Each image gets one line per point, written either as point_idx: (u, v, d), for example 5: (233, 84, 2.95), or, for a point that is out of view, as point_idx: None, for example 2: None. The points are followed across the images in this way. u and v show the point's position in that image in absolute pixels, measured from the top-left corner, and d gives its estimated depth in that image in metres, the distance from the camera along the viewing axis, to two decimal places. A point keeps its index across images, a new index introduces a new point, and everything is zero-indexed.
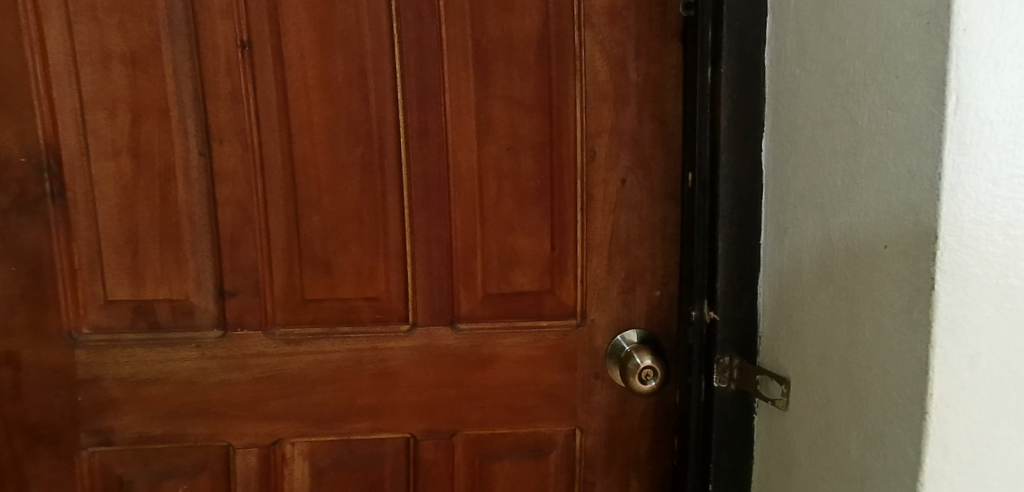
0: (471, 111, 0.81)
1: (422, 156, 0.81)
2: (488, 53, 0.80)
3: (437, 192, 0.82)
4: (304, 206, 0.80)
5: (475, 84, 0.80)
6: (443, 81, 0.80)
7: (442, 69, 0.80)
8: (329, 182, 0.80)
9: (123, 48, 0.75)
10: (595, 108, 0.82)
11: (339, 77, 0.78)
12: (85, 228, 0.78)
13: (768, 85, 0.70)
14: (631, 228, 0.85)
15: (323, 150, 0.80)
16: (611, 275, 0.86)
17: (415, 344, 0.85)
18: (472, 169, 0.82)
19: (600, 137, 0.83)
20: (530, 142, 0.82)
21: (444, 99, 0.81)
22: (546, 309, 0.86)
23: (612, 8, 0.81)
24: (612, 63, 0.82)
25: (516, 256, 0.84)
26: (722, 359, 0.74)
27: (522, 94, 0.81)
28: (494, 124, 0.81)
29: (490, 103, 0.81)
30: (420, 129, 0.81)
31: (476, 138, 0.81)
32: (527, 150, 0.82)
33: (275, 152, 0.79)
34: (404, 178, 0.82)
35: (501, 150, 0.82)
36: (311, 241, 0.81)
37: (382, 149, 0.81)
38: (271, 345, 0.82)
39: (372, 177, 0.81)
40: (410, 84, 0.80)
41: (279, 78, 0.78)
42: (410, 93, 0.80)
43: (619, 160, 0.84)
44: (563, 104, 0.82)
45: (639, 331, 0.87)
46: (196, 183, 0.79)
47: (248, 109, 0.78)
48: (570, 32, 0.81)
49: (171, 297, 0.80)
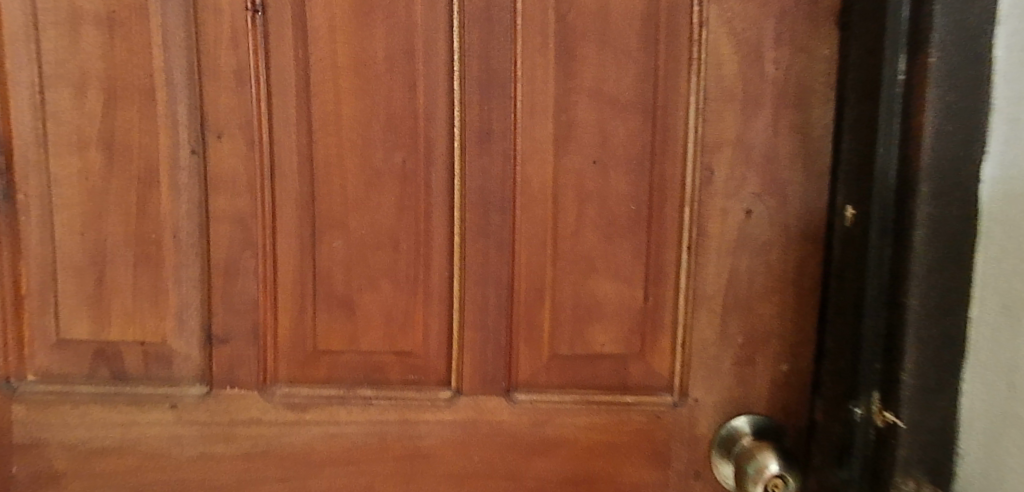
0: (550, 110, 0.60)
1: (481, 168, 0.61)
2: (576, 32, 0.59)
3: (500, 216, 0.62)
4: (323, 227, 0.61)
5: (557, 73, 0.60)
6: (514, 67, 0.60)
7: (513, 51, 0.60)
8: (358, 198, 0.60)
9: (100, 8, 0.57)
10: (716, 113, 0.61)
11: (378, 54, 0.59)
12: (37, 243, 0.60)
13: (999, 86, 0.47)
14: (754, 278, 0.64)
15: (353, 153, 0.60)
16: (724, 340, 0.65)
17: (458, 418, 0.64)
18: (548, 187, 0.62)
19: (721, 152, 0.62)
20: (626, 156, 0.62)
21: (515, 93, 0.60)
22: (632, 380, 0.65)
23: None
24: (744, 52, 0.60)
25: (598, 308, 0.64)
26: (905, 484, 0.52)
27: (618, 89, 0.60)
28: (579, 128, 0.61)
29: (577, 99, 0.60)
30: (483, 131, 0.61)
31: (553, 146, 0.61)
32: (620, 167, 0.62)
33: (289, 154, 0.60)
34: (457, 196, 0.61)
35: (586, 164, 0.61)
36: (330, 273, 0.61)
37: (430, 154, 0.60)
38: (268, 411, 0.63)
39: (415, 194, 0.61)
40: (471, 69, 0.60)
41: (300, 56, 0.59)
42: (470, 80, 0.60)
43: (744, 184, 0.62)
44: (672, 105, 0.61)
45: (755, 417, 0.66)
46: (184, 190, 0.60)
47: (257, 95, 0.59)
48: (690, 7, 0.60)
49: (144, 339, 0.61)
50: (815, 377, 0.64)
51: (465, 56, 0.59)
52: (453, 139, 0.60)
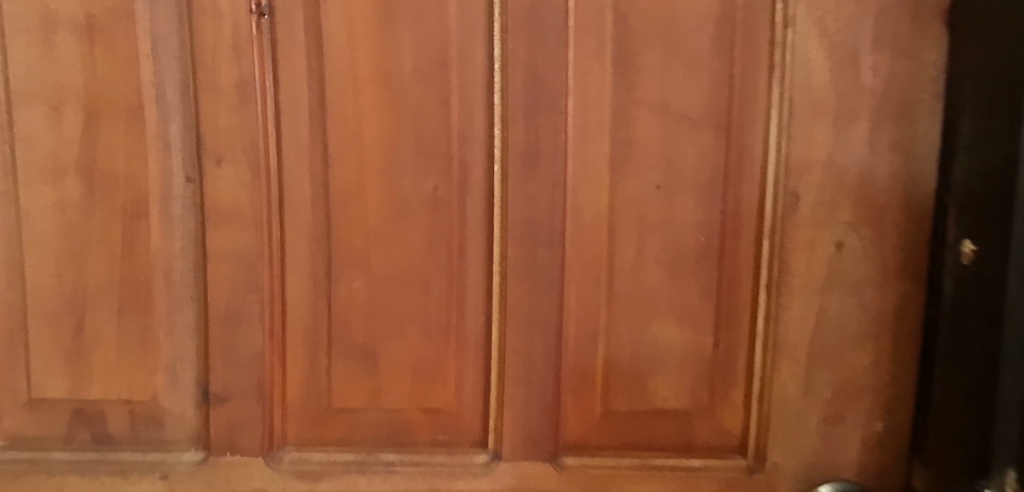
0: (607, 128, 0.52)
1: (527, 196, 0.52)
2: (637, 36, 0.51)
3: (548, 252, 0.53)
4: (341, 266, 0.52)
5: (615, 85, 0.51)
6: (565, 77, 0.51)
7: (565, 59, 0.51)
8: (382, 231, 0.51)
9: (75, 10, 0.48)
10: (802, 128, 0.52)
11: (405, 64, 0.50)
12: (6, 287, 0.51)
13: None
14: (845, 323, 0.54)
15: (376, 180, 0.51)
16: (809, 394, 0.55)
17: (497, 486, 0.56)
18: (604, 217, 0.53)
19: (808, 174, 0.52)
20: (694, 181, 0.53)
21: (566, 108, 0.51)
22: (698, 440, 0.56)
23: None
24: (838, 57, 0.51)
25: (661, 357, 0.55)
26: None
27: (687, 103, 0.52)
28: (640, 149, 0.52)
29: (638, 114, 0.52)
30: (529, 153, 0.51)
31: (609, 170, 0.52)
32: (687, 194, 0.53)
33: (301, 182, 0.50)
34: (497, 229, 0.52)
35: (648, 190, 0.53)
36: (348, 319, 0.52)
37: (466, 180, 0.52)
38: (275, 480, 0.54)
39: (448, 227, 0.52)
40: (515, 81, 0.50)
41: (313, 65, 0.49)
42: (514, 93, 0.51)
43: (836, 212, 0.53)
44: (750, 119, 0.52)
45: (843, 485, 0.56)
46: (178, 224, 0.50)
47: (263, 112, 0.49)
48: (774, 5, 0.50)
49: (131, 398, 0.52)
50: (915, 435, 0.55)
51: (508, 65, 0.50)
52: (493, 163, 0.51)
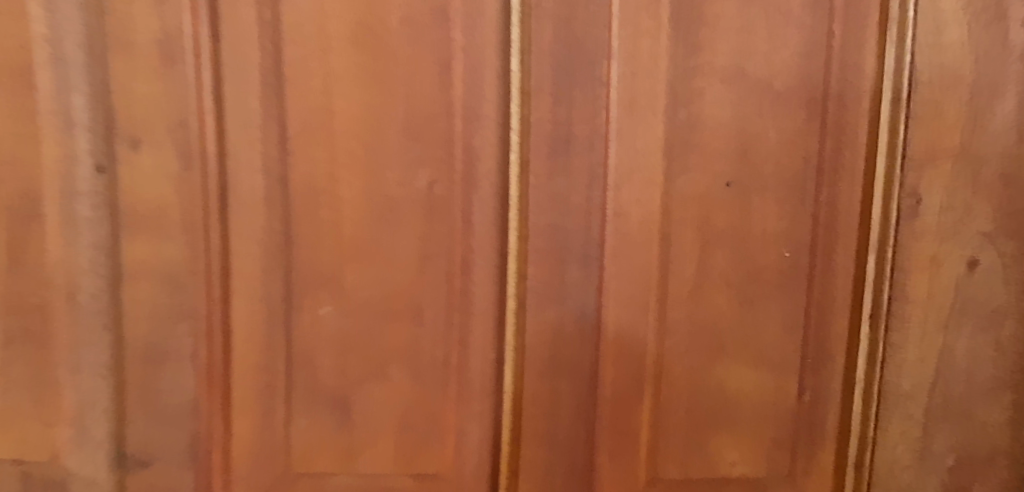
0: (662, 104, 0.39)
1: (554, 194, 0.39)
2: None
3: (581, 269, 0.40)
4: (304, 286, 0.39)
5: (674, 46, 0.38)
6: (608, 35, 0.38)
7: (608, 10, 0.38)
8: (359, 240, 0.38)
9: None
10: (924, 106, 0.39)
11: (391, 13, 0.37)
12: None
13: None
14: (977, 367, 0.41)
15: (353, 172, 0.38)
16: (925, 461, 0.42)
17: None
18: (657, 223, 0.40)
19: (932, 168, 0.39)
20: (776, 174, 0.40)
21: (608, 77, 0.38)
22: None
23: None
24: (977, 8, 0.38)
25: (727, 408, 0.42)
26: None
27: (768, 72, 0.39)
28: (706, 133, 0.39)
29: (705, 85, 0.39)
30: (558, 137, 0.38)
31: (664, 160, 0.39)
32: (766, 192, 0.40)
33: (250, 173, 0.37)
34: (513, 238, 0.39)
35: (716, 187, 0.40)
36: (314, 355, 0.39)
37: (472, 172, 0.39)
38: None
39: (447, 234, 0.39)
40: (539, 40, 0.38)
41: (267, 16, 0.36)
42: (538, 57, 0.38)
43: (968, 218, 0.39)
44: (851, 93, 0.39)
45: None
46: (83, 229, 0.37)
47: (195, 78, 0.36)
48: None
49: (26, 456, 0.39)
50: None
51: (530, 17, 0.37)
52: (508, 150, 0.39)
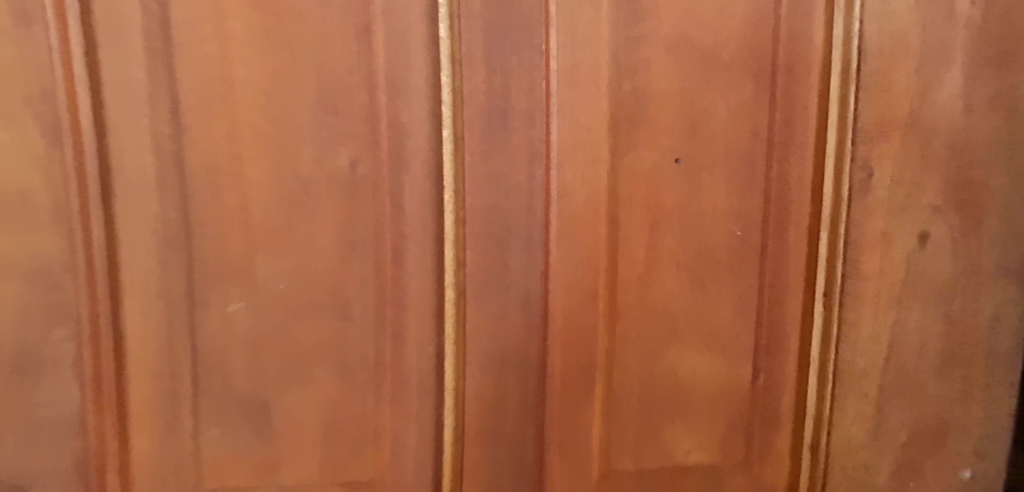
0: (606, 71, 0.36)
1: (493, 174, 0.35)
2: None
3: (525, 255, 0.36)
4: (212, 281, 0.34)
5: (615, 8, 0.35)
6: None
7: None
8: (275, 228, 0.34)
9: None
10: (875, 77, 0.37)
11: None
12: None
13: None
14: (927, 343, 0.40)
15: (260, 151, 0.33)
16: (881, 440, 0.41)
17: None
18: (604, 199, 0.37)
19: (884, 141, 0.38)
20: (726, 149, 0.38)
21: (548, 40, 0.35)
22: None
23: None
24: None
25: (682, 396, 0.39)
26: None
27: (713, 40, 0.36)
28: (652, 104, 0.36)
29: (648, 52, 0.36)
30: (495, 109, 0.35)
31: (610, 134, 0.36)
32: (715, 167, 0.38)
33: (139, 154, 0.32)
34: (450, 222, 0.35)
35: (664, 163, 0.37)
36: (228, 359, 0.35)
37: (401, 151, 0.34)
38: None
39: (375, 220, 0.35)
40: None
41: None
42: (471, 20, 0.34)
43: (919, 191, 0.38)
44: (798, 63, 0.37)
45: None
46: None
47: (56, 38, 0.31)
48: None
49: None
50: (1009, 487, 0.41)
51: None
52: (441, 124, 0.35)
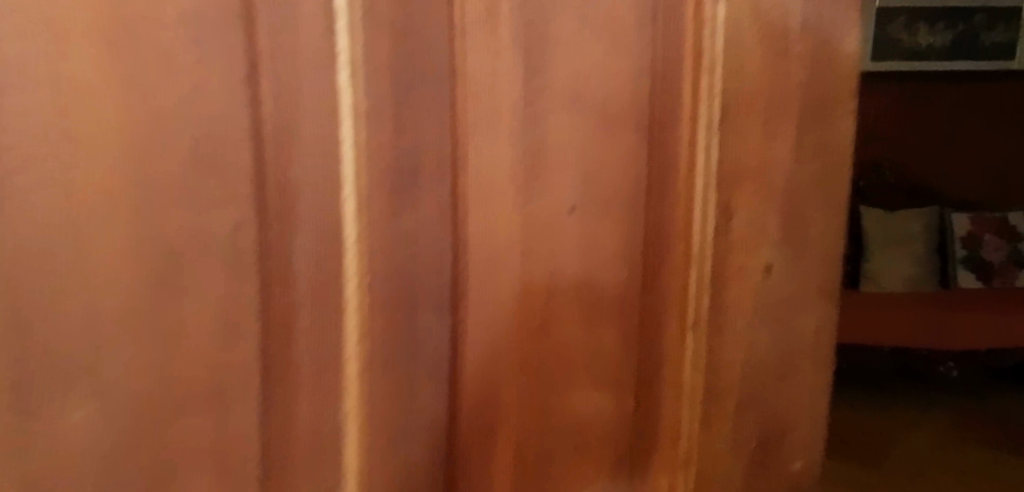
0: (508, 118, 0.35)
1: (397, 234, 0.32)
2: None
3: (430, 315, 0.34)
4: (44, 415, 0.24)
5: (514, 59, 0.34)
6: (450, 40, 0.32)
7: (446, 9, 0.32)
8: (133, 324, 0.25)
9: None
10: (733, 135, 0.42)
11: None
12: None
13: None
14: (770, 359, 0.47)
15: (115, 229, 0.24)
16: (739, 446, 0.47)
17: None
18: (506, 245, 0.36)
19: (739, 190, 0.43)
20: (609, 198, 0.39)
21: (452, 86, 0.33)
22: None
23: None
24: (768, 45, 0.41)
25: (574, 434, 0.41)
26: None
27: (601, 95, 0.37)
28: (547, 157, 0.37)
29: (544, 99, 0.36)
30: (404, 159, 0.32)
31: (509, 188, 0.36)
32: (602, 216, 0.39)
33: None
34: (351, 290, 0.31)
35: (558, 215, 0.38)
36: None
37: (293, 217, 0.29)
38: None
39: (263, 298, 0.29)
40: (371, 40, 0.30)
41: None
42: (374, 68, 0.30)
43: (766, 232, 0.44)
44: (669, 118, 0.40)
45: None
46: None
47: None
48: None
49: None
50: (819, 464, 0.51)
51: (358, 8, 0.29)
52: (342, 179, 0.30)
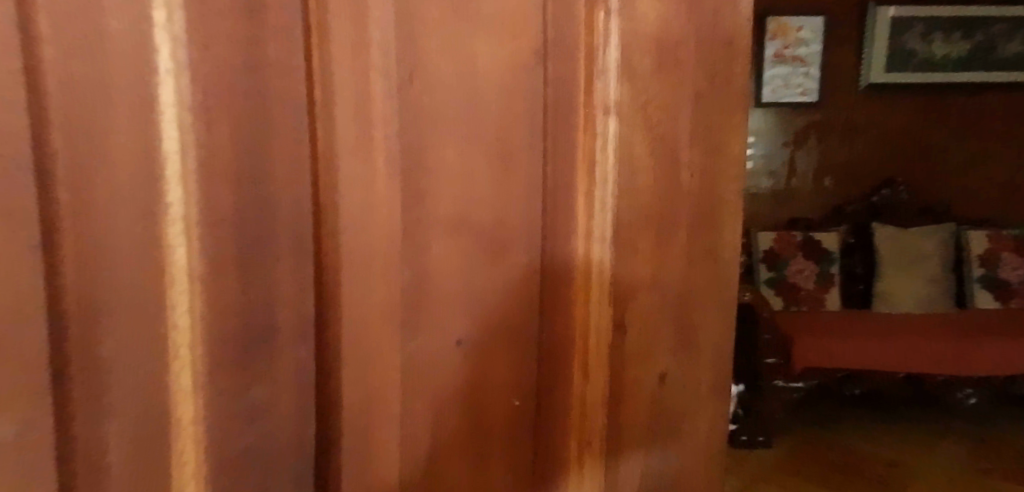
0: (382, 235, 0.31)
1: (248, 403, 0.28)
2: (419, 86, 0.30)
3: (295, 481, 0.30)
4: None
5: (391, 187, 0.31)
6: (309, 146, 0.28)
7: (305, 111, 0.28)
8: None
9: None
10: (621, 244, 0.37)
11: None
12: None
13: None
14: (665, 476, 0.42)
15: None
16: None
17: None
18: (383, 376, 0.32)
19: (629, 303, 0.38)
20: (498, 328, 0.35)
21: (311, 194, 0.29)
22: None
23: (683, 8, 0.37)
24: (657, 148, 0.37)
25: None
26: None
27: (489, 217, 0.34)
28: (432, 288, 0.33)
29: (427, 214, 0.32)
30: (256, 315, 0.28)
31: (391, 327, 0.32)
32: (492, 347, 0.35)
33: None
34: (190, 472, 0.27)
35: (446, 349, 0.34)
36: None
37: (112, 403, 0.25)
38: None
39: None
40: (208, 146, 0.26)
41: None
42: (216, 223, 0.26)
43: (656, 343, 0.40)
44: (556, 236, 0.36)
45: None
46: None
47: None
48: (590, 54, 0.34)
49: None
50: None
51: (190, 126, 0.25)
52: (171, 307, 0.26)
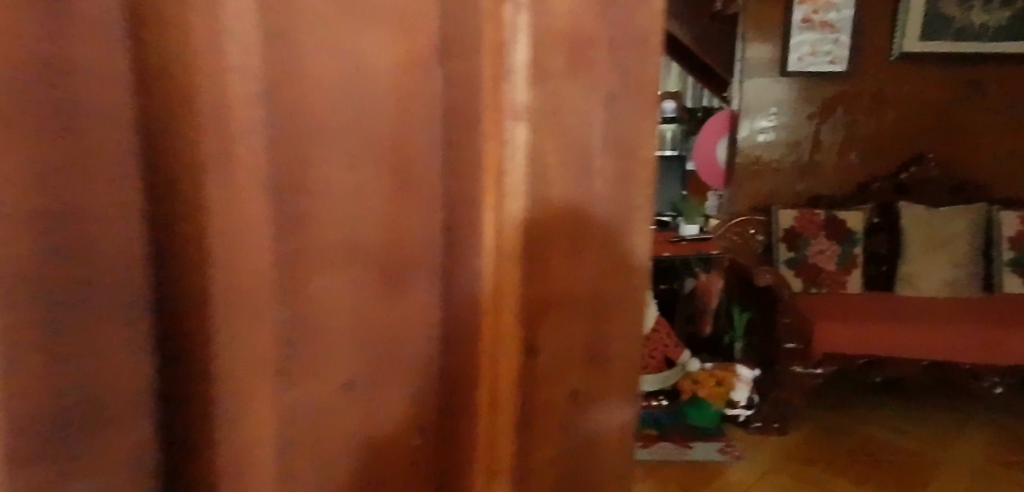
0: (253, 271, 0.27)
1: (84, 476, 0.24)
2: (295, 102, 0.26)
3: None
4: None
5: (263, 217, 0.26)
6: (155, 176, 0.25)
7: (149, 140, 0.25)
8: None
9: None
10: (532, 264, 0.33)
11: None
12: None
13: None
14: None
15: None
16: None
17: None
18: (258, 426, 0.28)
19: (540, 326, 0.34)
20: (393, 362, 0.32)
21: (149, 221, 0.25)
22: None
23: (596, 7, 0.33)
24: (572, 161, 0.34)
25: None
26: None
27: (380, 242, 0.30)
28: (316, 327, 0.29)
29: (307, 244, 0.28)
30: (92, 374, 0.24)
31: (267, 374, 0.28)
32: (385, 384, 0.32)
33: None
34: None
35: (332, 393, 0.30)
36: None
37: None
38: None
39: None
40: (3, 172, 0.21)
41: None
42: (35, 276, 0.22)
43: (571, 366, 0.36)
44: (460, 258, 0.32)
45: None
46: None
47: None
48: (495, 55, 0.30)
49: None
50: None
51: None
52: None
